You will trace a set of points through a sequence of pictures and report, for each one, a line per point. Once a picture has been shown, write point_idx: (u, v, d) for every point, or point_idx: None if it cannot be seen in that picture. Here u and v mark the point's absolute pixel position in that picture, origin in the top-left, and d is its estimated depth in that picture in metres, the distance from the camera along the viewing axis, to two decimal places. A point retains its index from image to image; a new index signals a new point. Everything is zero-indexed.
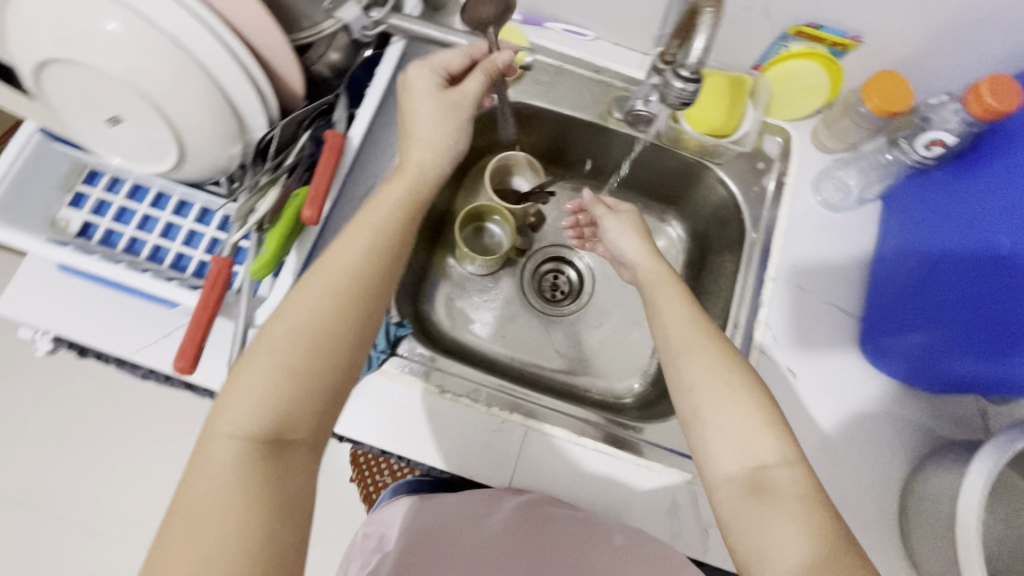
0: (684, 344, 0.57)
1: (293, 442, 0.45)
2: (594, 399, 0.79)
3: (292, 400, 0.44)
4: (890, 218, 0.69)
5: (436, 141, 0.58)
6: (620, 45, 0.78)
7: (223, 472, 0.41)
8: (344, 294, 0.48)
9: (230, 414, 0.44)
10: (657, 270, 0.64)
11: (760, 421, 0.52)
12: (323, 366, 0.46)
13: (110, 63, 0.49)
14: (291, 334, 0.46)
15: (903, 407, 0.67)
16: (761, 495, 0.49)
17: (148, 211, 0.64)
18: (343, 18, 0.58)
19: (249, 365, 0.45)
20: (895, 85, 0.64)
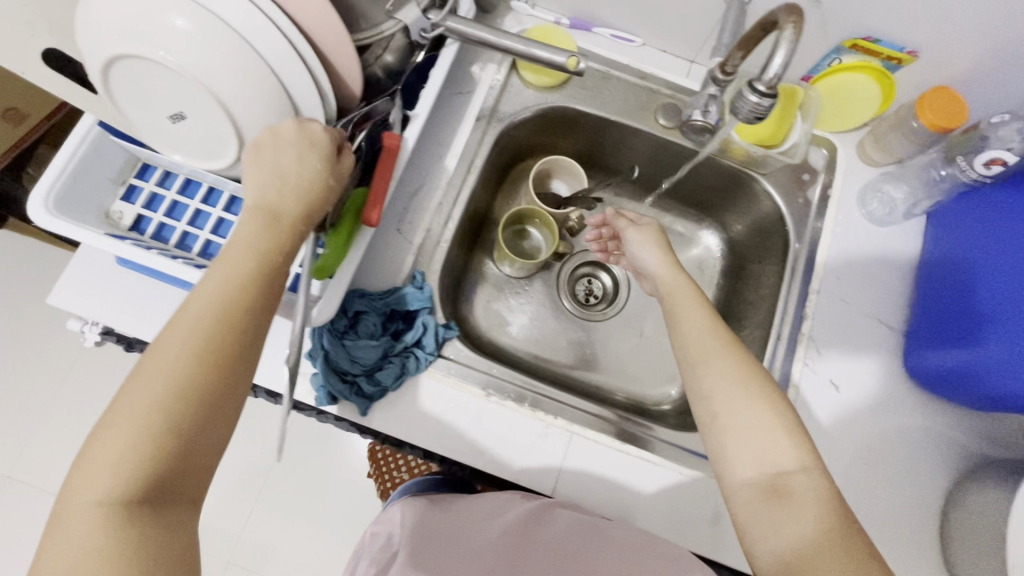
0: (701, 349, 0.57)
1: (177, 497, 0.40)
2: (630, 405, 0.80)
3: (165, 457, 0.39)
4: (935, 235, 0.68)
5: (308, 195, 0.50)
6: (667, 52, 0.77)
7: (88, 545, 0.36)
8: (217, 332, 0.42)
9: (92, 480, 0.38)
10: (675, 279, 0.65)
11: (779, 426, 0.51)
12: (196, 416, 0.40)
13: (180, 61, 0.49)
14: (156, 386, 0.40)
15: (943, 424, 0.67)
16: (779, 498, 0.48)
17: (199, 207, 0.64)
18: (403, 19, 0.58)
19: (110, 423, 0.39)
20: (950, 102, 0.64)
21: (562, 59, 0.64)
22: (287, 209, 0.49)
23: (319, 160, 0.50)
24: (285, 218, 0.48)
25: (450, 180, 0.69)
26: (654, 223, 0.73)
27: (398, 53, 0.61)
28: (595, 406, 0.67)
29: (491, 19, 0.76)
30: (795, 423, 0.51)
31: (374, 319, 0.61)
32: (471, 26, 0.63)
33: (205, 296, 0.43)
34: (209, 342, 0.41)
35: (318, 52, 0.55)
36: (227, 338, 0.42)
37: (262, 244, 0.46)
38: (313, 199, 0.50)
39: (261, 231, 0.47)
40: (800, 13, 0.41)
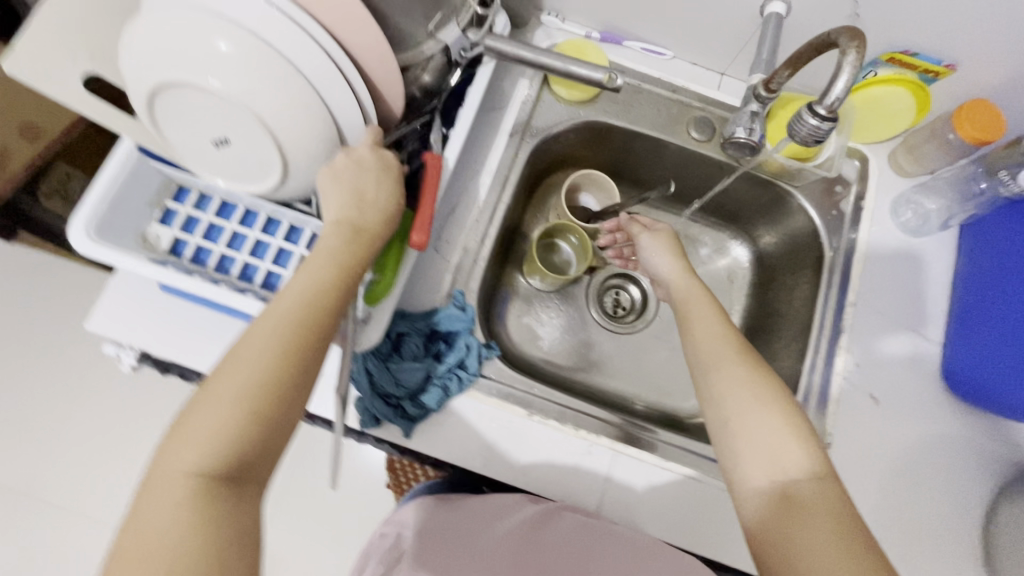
0: (712, 355, 0.57)
1: (253, 478, 0.44)
2: (664, 418, 0.79)
3: (251, 437, 0.44)
4: (972, 249, 0.68)
5: (384, 212, 0.56)
6: (697, 64, 0.77)
7: (172, 513, 0.40)
8: (302, 330, 0.47)
9: (187, 452, 0.42)
10: (685, 284, 0.66)
11: (789, 431, 0.51)
12: (279, 402, 0.45)
13: (228, 87, 0.49)
14: (249, 373, 0.45)
15: (981, 436, 0.67)
16: (784, 501, 0.48)
17: (236, 229, 0.64)
18: (445, 39, 0.58)
19: (202, 404, 0.44)
20: (987, 114, 0.64)
21: (599, 76, 0.64)
22: (367, 224, 0.54)
23: (392, 180, 0.56)
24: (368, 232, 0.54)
25: (486, 197, 0.69)
26: (667, 228, 0.73)
27: (434, 74, 0.61)
28: (599, 411, 0.66)
29: (521, 33, 0.76)
30: (808, 431, 0.51)
31: (417, 340, 0.61)
32: (510, 43, 0.63)
33: (290, 298, 0.48)
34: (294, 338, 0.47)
35: (363, 75, 0.55)
36: (307, 340, 0.47)
37: (343, 255, 0.52)
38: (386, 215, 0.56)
39: (344, 242, 0.52)
40: (862, 37, 0.41)
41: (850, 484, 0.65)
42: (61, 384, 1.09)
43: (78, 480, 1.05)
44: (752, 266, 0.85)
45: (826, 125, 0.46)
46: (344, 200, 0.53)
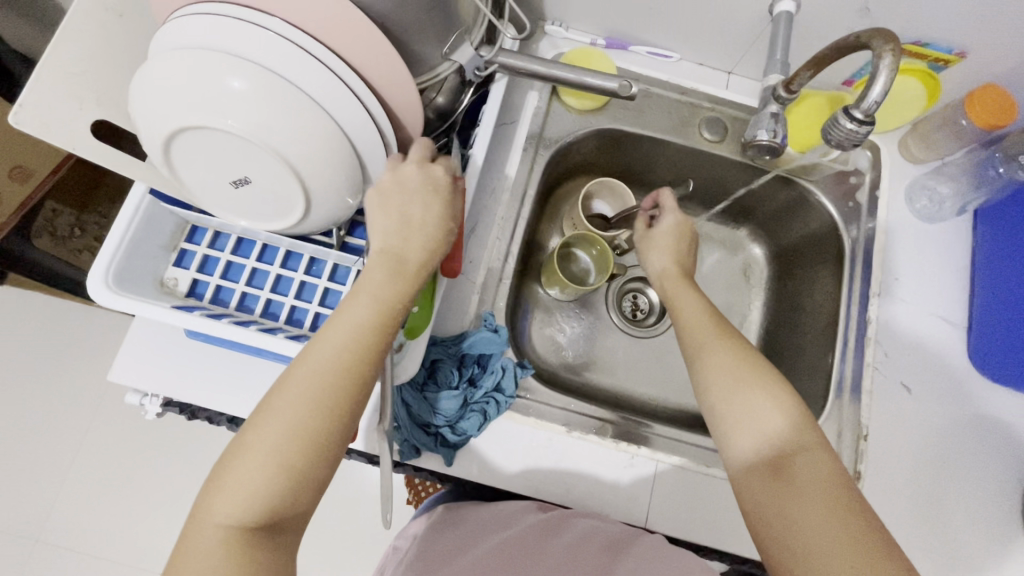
0: (695, 342, 0.58)
1: (285, 526, 0.43)
2: (692, 419, 0.79)
3: (284, 487, 0.42)
4: (987, 237, 0.70)
5: (431, 239, 0.53)
6: (703, 64, 0.77)
7: (207, 566, 0.39)
8: (337, 376, 0.45)
9: (221, 502, 0.41)
10: (674, 274, 0.66)
11: (773, 402, 0.51)
12: (313, 451, 0.43)
13: (250, 128, 0.47)
14: (285, 422, 0.43)
15: (1012, 416, 0.68)
16: (773, 472, 0.48)
17: (256, 265, 0.62)
18: (458, 60, 0.57)
19: (240, 451, 0.42)
20: (1000, 99, 0.64)
21: (613, 85, 0.64)
22: (411, 251, 0.52)
23: (439, 202, 0.54)
24: (407, 259, 0.52)
25: (505, 214, 0.68)
26: (671, 226, 0.70)
27: (447, 94, 0.60)
28: (591, 407, 0.65)
29: (526, 45, 0.75)
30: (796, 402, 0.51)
31: (452, 366, 0.60)
32: (521, 58, 0.63)
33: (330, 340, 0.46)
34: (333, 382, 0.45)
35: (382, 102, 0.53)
36: (347, 383, 0.46)
37: (386, 291, 0.49)
38: (431, 238, 0.53)
39: (382, 278, 0.50)
40: (895, 38, 0.41)
41: (889, 474, 0.65)
42: (70, 428, 1.06)
43: (97, 525, 1.02)
44: (768, 260, 0.85)
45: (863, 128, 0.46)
46: (394, 226, 0.52)
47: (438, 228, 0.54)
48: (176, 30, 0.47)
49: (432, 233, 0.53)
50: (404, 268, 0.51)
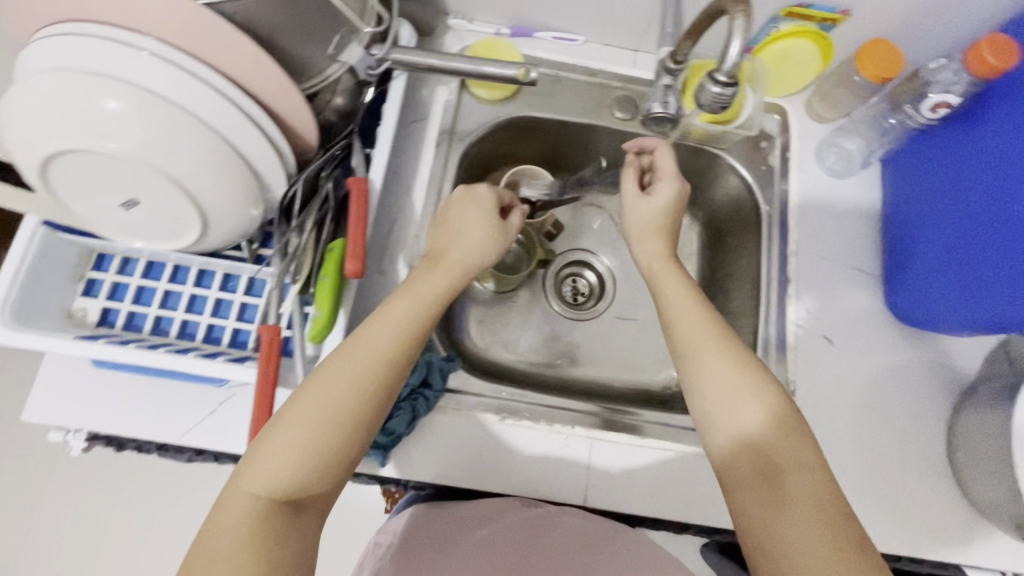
0: (677, 325, 0.58)
1: (306, 505, 0.46)
2: (632, 394, 0.79)
3: (316, 466, 0.46)
4: (897, 192, 0.71)
5: (463, 237, 0.60)
6: (610, 44, 0.78)
7: (238, 531, 0.42)
8: (374, 371, 0.50)
9: (253, 473, 0.45)
10: (656, 261, 0.63)
11: (758, 390, 0.52)
12: (342, 440, 0.47)
13: (127, 147, 0.47)
14: (321, 408, 0.47)
15: (932, 357, 0.71)
16: (750, 456, 0.50)
17: (168, 287, 0.61)
18: (348, 60, 0.56)
19: (278, 428, 0.46)
20: (887, 53, 0.66)
21: (513, 72, 0.64)
22: (446, 251, 0.59)
23: (476, 210, 0.62)
24: (444, 258, 0.58)
25: (423, 211, 0.68)
26: (670, 191, 0.64)
27: (346, 95, 0.61)
28: (580, 403, 0.66)
29: (431, 40, 0.74)
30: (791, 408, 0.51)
31: None
32: (415, 53, 0.62)
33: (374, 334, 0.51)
34: (371, 373, 0.49)
35: (269, 113, 0.52)
36: (381, 377, 0.50)
37: (425, 289, 0.55)
38: (469, 242, 0.60)
39: (426, 279, 0.56)
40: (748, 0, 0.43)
41: (819, 425, 0.67)
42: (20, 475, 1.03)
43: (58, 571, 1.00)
44: (697, 231, 0.86)
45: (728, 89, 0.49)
46: (437, 235, 0.61)
47: (485, 237, 0.60)
48: (36, 54, 0.46)
49: (469, 237, 0.60)
50: (451, 273, 0.57)
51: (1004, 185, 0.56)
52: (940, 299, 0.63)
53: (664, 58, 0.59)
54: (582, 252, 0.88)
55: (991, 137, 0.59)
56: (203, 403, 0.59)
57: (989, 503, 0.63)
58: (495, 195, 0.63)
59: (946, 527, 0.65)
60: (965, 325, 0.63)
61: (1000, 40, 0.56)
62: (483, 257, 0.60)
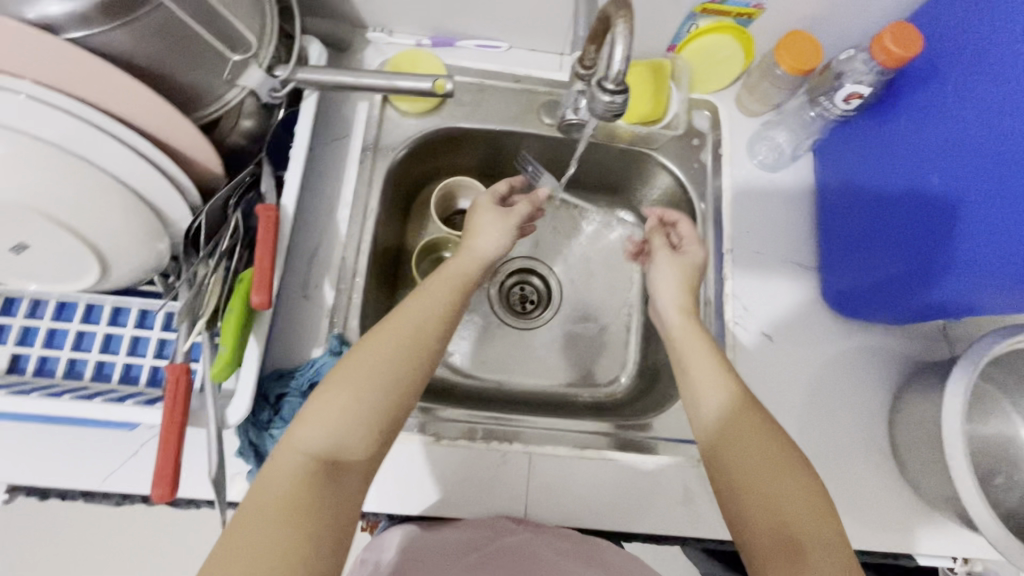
0: (681, 345, 0.60)
1: (347, 468, 0.48)
2: (585, 402, 0.78)
3: (362, 428, 0.49)
4: (824, 189, 0.71)
5: (480, 227, 0.66)
6: (535, 49, 0.76)
7: (286, 486, 0.45)
8: (417, 342, 0.54)
9: (302, 431, 0.48)
10: (681, 321, 0.62)
11: (728, 396, 0.55)
12: (386, 406, 0.50)
13: (5, 191, 0.45)
14: (367, 373, 0.50)
15: (871, 346, 0.70)
16: (738, 462, 0.52)
17: (81, 328, 0.59)
18: (247, 84, 0.55)
19: (323, 393, 0.49)
20: (804, 45, 0.65)
21: (427, 85, 0.64)
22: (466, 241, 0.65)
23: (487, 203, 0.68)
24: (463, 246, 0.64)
25: (348, 231, 0.67)
26: (701, 254, 0.66)
27: (255, 116, 0.59)
28: (591, 423, 0.67)
29: (349, 55, 0.73)
30: (820, 490, 0.49)
31: (298, 399, 0.58)
32: (324, 71, 0.60)
33: (410, 310, 0.56)
34: (409, 341, 0.53)
35: (163, 145, 0.50)
36: (418, 346, 0.53)
37: (450, 273, 0.61)
38: (486, 230, 0.65)
39: (456, 265, 0.62)
40: (629, 6, 0.41)
41: None
42: None
43: None
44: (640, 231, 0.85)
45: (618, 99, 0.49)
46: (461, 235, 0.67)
47: (493, 224, 0.66)
48: None
49: (485, 226, 0.66)
50: (468, 259, 0.63)
51: (920, 168, 0.57)
52: (886, 297, 0.62)
53: (574, 63, 0.58)
54: (526, 258, 0.85)
55: (902, 124, 0.60)
56: (123, 446, 0.57)
57: (932, 491, 0.62)
58: (494, 195, 0.70)
59: (891, 516, 0.65)
60: (905, 314, 0.61)
61: (905, 30, 0.56)
62: (500, 244, 0.65)
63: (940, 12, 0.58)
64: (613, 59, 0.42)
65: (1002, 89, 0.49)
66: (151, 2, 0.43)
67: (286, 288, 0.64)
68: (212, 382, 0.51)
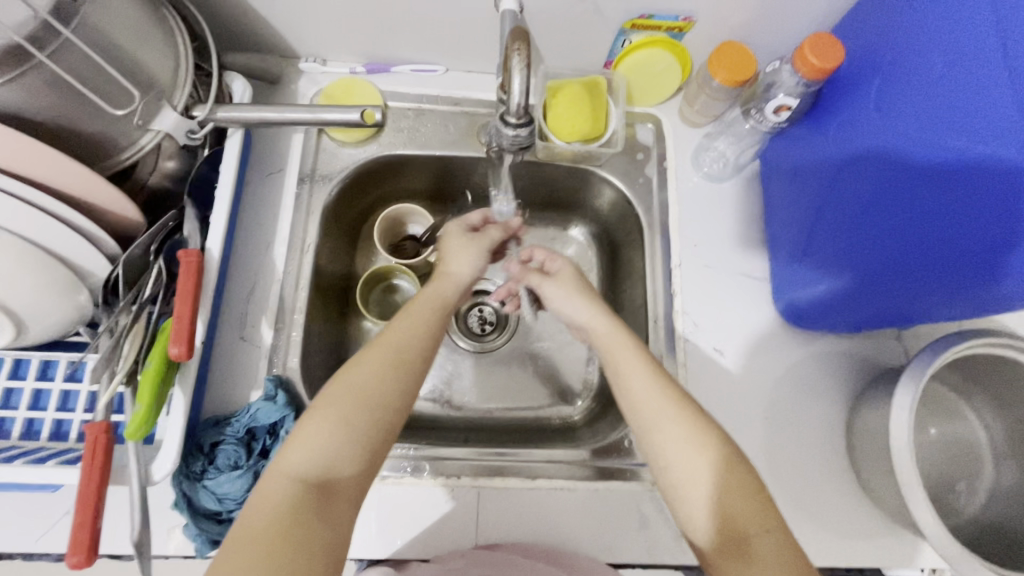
0: (611, 357, 0.55)
1: (338, 491, 0.46)
2: (557, 425, 0.76)
3: (353, 449, 0.47)
4: (772, 199, 0.70)
5: (461, 245, 0.65)
6: (473, 70, 0.75)
7: (277, 510, 0.42)
8: (405, 358, 0.52)
9: (293, 455, 0.45)
10: (601, 326, 0.57)
11: (679, 417, 0.50)
12: (382, 423, 0.48)
13: None
14: (356, 391, 0.49)
15: (827, 355, 0.69)
16: (691, 478, 0.48)
17: (8, 384, 0.57)
18: (161, 128, 0.53)
19: (314, 413, 0.48)
20: (737, 56, 0.64)
21: (356, 116, 0.64)
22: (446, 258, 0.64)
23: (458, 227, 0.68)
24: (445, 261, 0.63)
25: (285, 268, 0.65)
26: (568, 263, 0.64)
27: (178, 156, 0.58)
28: (552, 452, 0.66)
29: (283, 87, 0.72)
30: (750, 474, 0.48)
31: (233, 446, 0.56)
32: (246, 108, 0.59)
33: (397, 327, 0.54)
34: (397, 358, 0.52)
35: (68, 199, 0.49)
36: (408, 362, 0.52)
37: (433, 288, 0.60)
38: (463, 246, 0.65)
39: (434, 284, 0.60)
40: (524, 38, 0.46)
41: None
42: None
43: None
44: (595, 246, 0.84)
45: (522, 131, 0.54)
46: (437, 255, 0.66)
47: (467, 249, 0.64)
48: None
49: (468, 246, 0.64)
50: (446, 282, 0.61)
51: (858, 169, 0.56)
52: (836, 308, 0.61)
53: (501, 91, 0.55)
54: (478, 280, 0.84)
55: (833, 135, 0.59)
56: (56, 504, 0.55)
57: (889, 504, 0.61)
58: (462, 223, 0.68)
59: (852, 531, 0.64)
60: (856, 320, 0.61)
61: (824, 41, 0.57)
62: (478, 260, 0.64)
63: (863, 18, 0.58)
64: (512, 88, 0.47)
65: (927, 85, 0.48)
66: (32, 57, 0.42)
67: (222, 329, 0.63)
68: (130, 441, 0.49)
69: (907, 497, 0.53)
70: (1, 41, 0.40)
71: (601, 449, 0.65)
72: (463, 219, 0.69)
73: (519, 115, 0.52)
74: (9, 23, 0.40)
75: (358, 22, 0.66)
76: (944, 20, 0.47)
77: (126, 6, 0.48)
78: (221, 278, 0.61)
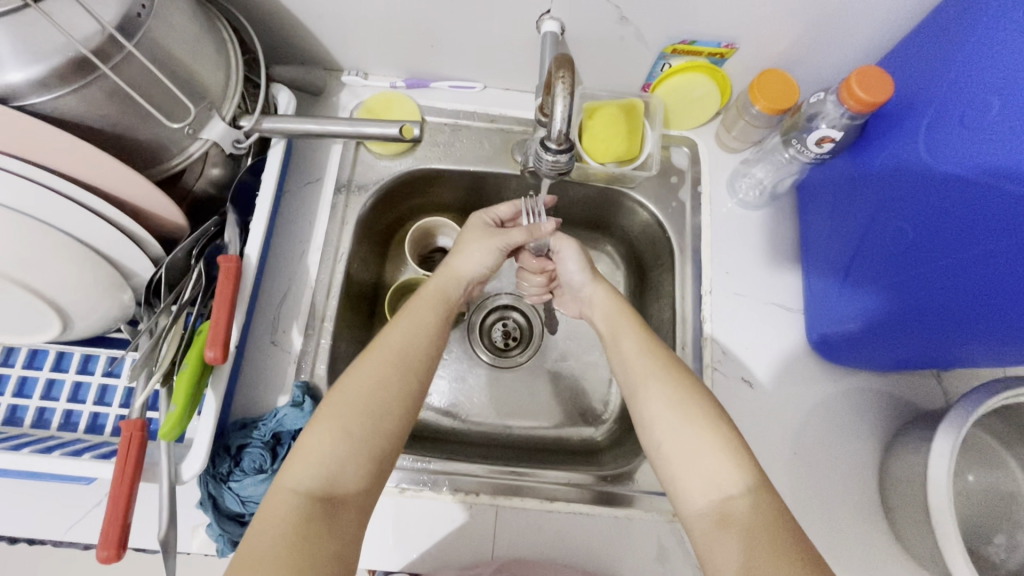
0: (613, 330, 0.60)
1: (343, 502, 0.45)
2: (576, 445, 0.76)
3: (360, 460, 0.47)
4: (809, 227, 0.69)
5: (462, 256, 0.64)
6: (511, 88, 0.76)
7: (283, 525, 0.42)
8: (407, 364, 0.52)
9: (293, 471, 0.45)
10: (609, 298, 0.64)
11: (656, 377, 0.54)
12: (383, 431, 0.48)
13: None
14: (357, 399, 0.49)
15: (861, 391, 0.67)
16: (664, 424, 0.51)
17: (51, 375, 0.59)
18: (209, 137, 0.55)
19: (314, 427, 0.47)
20: (779, 85, 0.64)
21: (394, 131, 0.66)
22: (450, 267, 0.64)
23: (469, 235, 0.65)
24: (449, 266, 0.64)
25: (317, 275, 0.67)
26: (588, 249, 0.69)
27: (223, 165, 0.60)
28: (571, 474, 0.65)
29: (325, 99, 0.74)
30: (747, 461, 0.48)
31: (258, 450, 0.57)
32: (292, 120, 0.61)
33: (398, 336, 0.54)
34: (398, 365, 0.52)
35: (121, 204, 0.51)
36: (407, 371, 0.52)
37: (431, 295, 0.60)
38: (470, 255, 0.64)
39: (431, 287, 0.61)
40: (568, 66, 0.47)
41: None
42: None
43: None
44: (623, 266, 0.83)
45: (562, 158, 0.54)
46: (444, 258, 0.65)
47: (480, 245, 0.64)
48: None
49: (475, 261, 0.64)
50: (449, 277, 0.62)
51: (900, 207, 0.54)
52: (875, 343, 0.59)
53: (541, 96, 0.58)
54: (504, 295, 0.84)
55: (876, 165, 0.58)
56: (88, 496, 0.57)
57: (920, 552, 0.58)
58: (486, 216, 0.68)
59: None
60: (897, 356, 0.59)
61: (872, 75, 0.56)
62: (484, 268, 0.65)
63: (917, 53, 0.56)
64: (554, 114, 0.48)
65: (979, 126, 0.47)
66: (96, 70, 0.44)
67: (254, 334, 0.64)
68: (163, 441, 0.51)
69: (944, 550, 0.50)
70: (71, 54, 0.42)
71: (620, 474, 0.65)
72: (488, 211, 0.69)
73: (559, 141, 0.52)
74: (79, 37, 0.42)
75: (401, 40, 0.68)
76: (999, 60, 0.46)
77: (186, 21, 0.51)
78: (257, 283, 0.63)
